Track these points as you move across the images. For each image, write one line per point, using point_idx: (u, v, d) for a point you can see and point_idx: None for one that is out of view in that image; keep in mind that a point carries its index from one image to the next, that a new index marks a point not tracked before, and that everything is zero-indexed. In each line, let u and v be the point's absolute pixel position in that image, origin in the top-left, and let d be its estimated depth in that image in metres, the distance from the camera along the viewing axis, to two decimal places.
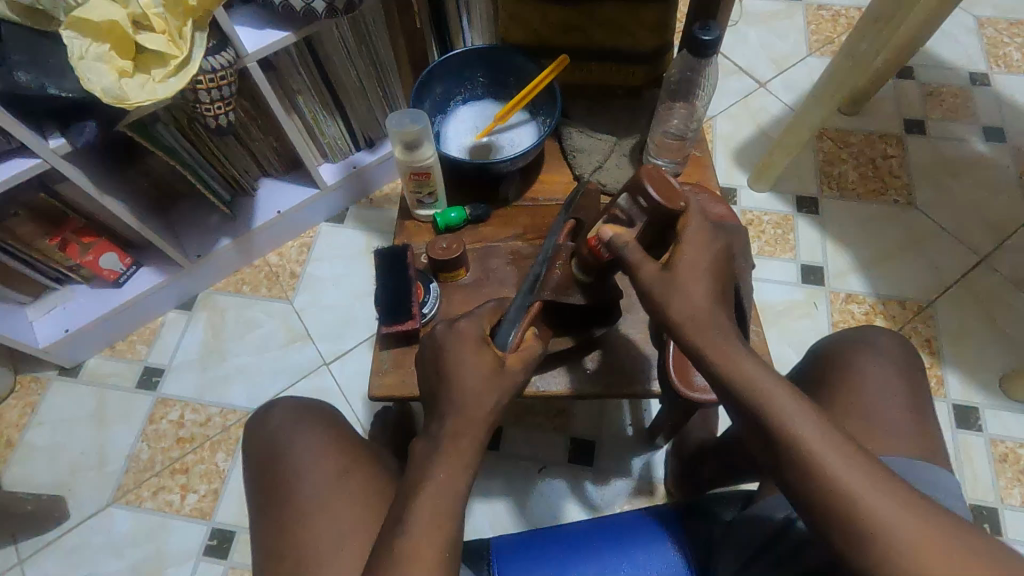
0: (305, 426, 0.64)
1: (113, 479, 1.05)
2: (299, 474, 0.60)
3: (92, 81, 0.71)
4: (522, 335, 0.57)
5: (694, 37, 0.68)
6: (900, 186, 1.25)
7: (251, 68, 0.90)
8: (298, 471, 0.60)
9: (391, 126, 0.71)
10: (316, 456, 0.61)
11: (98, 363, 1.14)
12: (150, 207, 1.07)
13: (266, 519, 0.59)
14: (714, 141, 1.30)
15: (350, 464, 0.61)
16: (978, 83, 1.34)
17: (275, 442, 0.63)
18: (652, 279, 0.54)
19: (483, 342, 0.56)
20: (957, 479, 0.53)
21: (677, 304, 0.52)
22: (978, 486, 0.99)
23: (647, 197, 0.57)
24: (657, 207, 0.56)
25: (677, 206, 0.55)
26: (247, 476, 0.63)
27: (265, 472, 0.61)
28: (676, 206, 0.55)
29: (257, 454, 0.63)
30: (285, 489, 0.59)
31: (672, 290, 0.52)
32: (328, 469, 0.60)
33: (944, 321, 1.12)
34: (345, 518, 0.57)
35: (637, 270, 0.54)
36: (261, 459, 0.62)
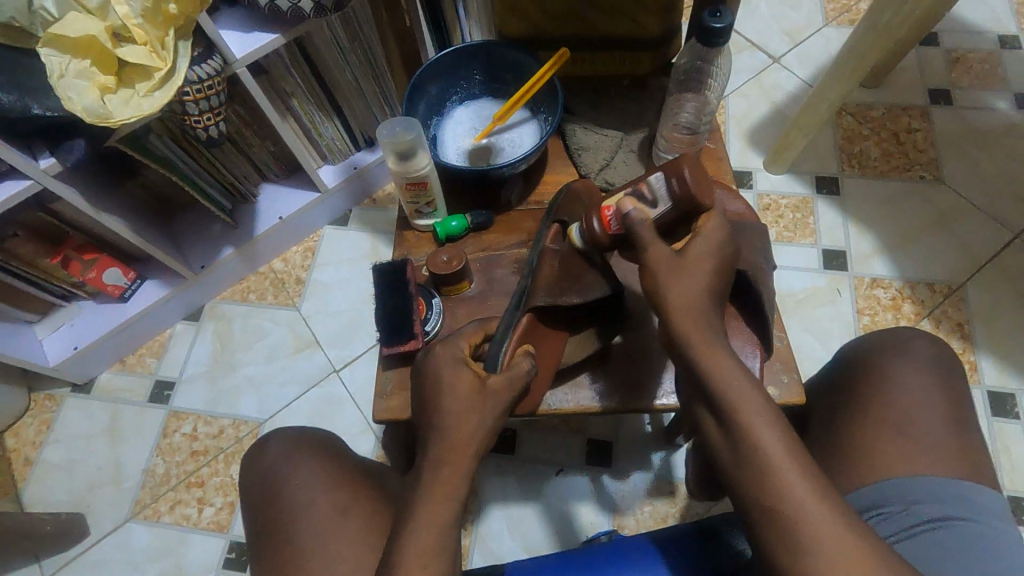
0: (302, 460, 0.63)
1: (130, 494, 1.05)
2: (298, 509, 0.60)
3: (73, 101, 0.68)
4: (511, 354, 0.59)
5: (703, 25, 0.63)
6: (925, 161, 1.18)
7: (240, 73, 0.87)
8: (296, 509, 0.60)
9: (383, 136, 0.69)
10: (315, 490, 0.60)
11: (110, 379, 1.13)
12: (150, 221, 1.05)
13: (266, 559, 0.59)
14: (726, 122, 1.25)
15: (348, 499, 0.60)
16: (1008, 46, 1.26)
17: (270, 480, 0.62)
18: (663, 259, 0.54)
19: (462, 362, 0.56)
20: (989, 496, 0.52)
21: (677, 288, 0.52)
22: (1016, 477, 0.95)
23: (681, 181, 0.57)
24: (687, 194, 0.56)
25: (706, 203, 0.57)
26: (248, 510, 0.63)
27: (265, 507, 0.61)
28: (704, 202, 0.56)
29: (253, 492, 0.63)
30: (284, 528, 0.59)
31: (680, 274, 0.53)
32: (327, 505, 0.59)
33: (977, 304, 1.06)
34: (345, 556, 0.56)
35: (648, 249, 0.54)
36: (259, 498, 0.62)
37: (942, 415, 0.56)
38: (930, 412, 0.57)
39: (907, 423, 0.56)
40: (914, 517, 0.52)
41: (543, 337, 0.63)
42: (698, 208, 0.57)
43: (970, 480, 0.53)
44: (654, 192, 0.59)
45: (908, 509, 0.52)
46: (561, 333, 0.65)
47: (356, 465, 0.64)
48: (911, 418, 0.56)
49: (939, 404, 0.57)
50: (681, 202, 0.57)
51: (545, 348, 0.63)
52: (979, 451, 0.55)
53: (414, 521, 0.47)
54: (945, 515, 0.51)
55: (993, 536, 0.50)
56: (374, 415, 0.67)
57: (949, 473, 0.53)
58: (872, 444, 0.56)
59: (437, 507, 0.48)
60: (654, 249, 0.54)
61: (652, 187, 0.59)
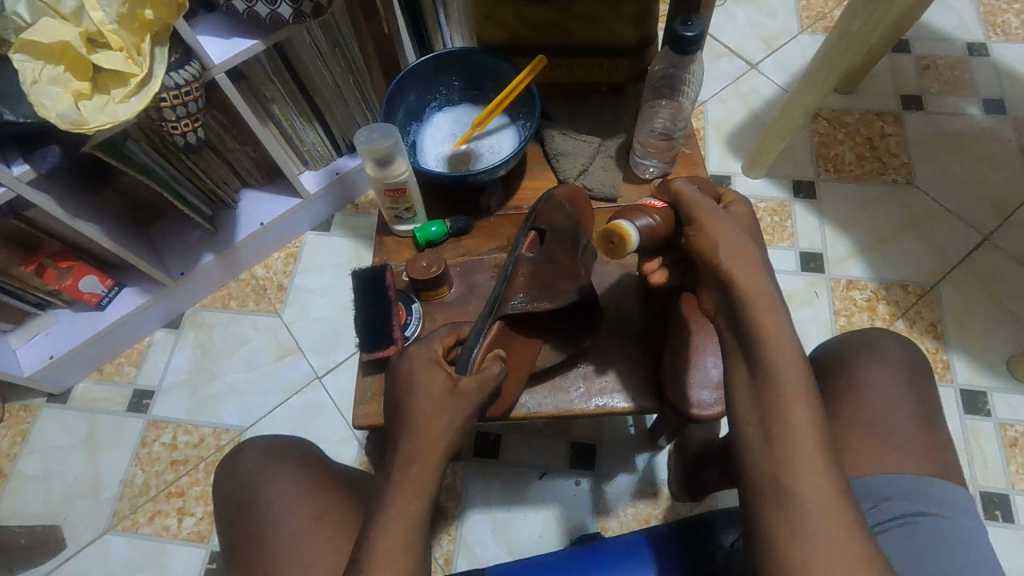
0: (278, 469, 0.63)
1: (108, 505, 1.03)
2: (274, 518, 0.59)
3: (47, 107, 0.67)
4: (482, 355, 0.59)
5: (675, 33, 0.64)
6: (898, 165, 1.21)
7: (219, 79, 0.86)
8: (272, 519, 0.59)
9: (361, 143, 0.68)
10: (291, 499, 0.60)
11: (87, 388, 1.11)
12: (128, 228, 1.04)
13: (240, 570, 0.58)
14: (706, 127, 1.26)
15: (325, 508, 0.60)
16: (975, 53, 1.30)
17: (246, 489, 0.62)
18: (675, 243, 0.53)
19: (436, 363, 0.56)
20: (954, 491, 0.54)
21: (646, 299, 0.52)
22: (988, 473, 0.97)
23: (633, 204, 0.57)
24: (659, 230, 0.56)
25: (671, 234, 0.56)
26: (221, 522, 0.62)
27: (240, 518, 0.61)
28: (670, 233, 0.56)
29: (227, 502, 0.62)
30: (259, 538, 0.59)
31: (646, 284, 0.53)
32: (304, 514, 0.59)
33: (949, 304, 1.09)
34: (322, 566, 0.56)
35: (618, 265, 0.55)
36: (234, 508, 0.61)
37: (913, 414, 0.58)
38: (900, 410, 0.58)
39: (878, 421, 0.57)
40: (882, 514, 0.53)
41: (519, 342, 0.64)
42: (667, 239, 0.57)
43: (938, 478, 0.54)
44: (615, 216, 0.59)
45: (876, 506, 0.54)
46: (536, 339, 0.65)
47: (334, 473, 0.64)
48: (882, 417, 0.58)
49: (909, 403, 0.58)
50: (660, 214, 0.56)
51: (519, 353, 0.64)
52: (948, 448, 0.57)
53: (393, 527, 0.47)
54: (912, 511, 0.52)
55: (960, 532, 0.51)
56: (355, 422, 0.67)
57: (919, 471, 0.55)
58: (845, 443, 0.57)
59: (416, 513, 0.48)
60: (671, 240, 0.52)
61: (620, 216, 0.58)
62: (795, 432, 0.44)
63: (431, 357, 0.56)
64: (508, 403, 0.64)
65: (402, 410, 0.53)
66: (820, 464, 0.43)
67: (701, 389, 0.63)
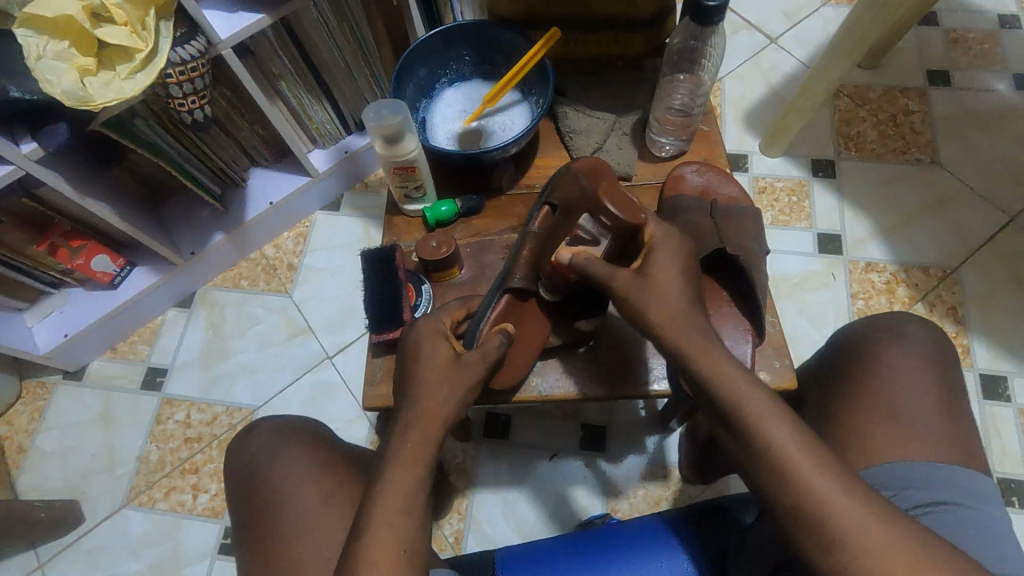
0: (289, 449, 0.63)
1: (125, 481, 1.05)
2: (286, 498, 0.59)
3: (52, 83, 0.67)
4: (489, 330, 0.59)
5: (697, 3, 0.62)
6: (923, 143, 1.17)
7: (226, 55, 0.85)
8: (284, 499, 0.59)
9: (370, 120, 0.66)
10: (302, 480, 0.60)
11: (102, 366, 1.13)
12: (138, 207, 1.04)
13: (251, 548, 0.59)
14: (723, 104, 1.23)
15: (336, 488, 0.60)
16: (1008, 26, 1.25)
17: (257, 469, 0.62)
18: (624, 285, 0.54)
19: (444, 335, 0.56)
20: (975, 477, 0.52)
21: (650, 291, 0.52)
22: (1006, 459, 0.96)
23: (609, 215, 0.58)
24: (619, 222, 0.57)
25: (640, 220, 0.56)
26: (233, 502, 0.63)
27: (252, 498, 0.61)
28: (636, 219, 0.56)
29: (238, 481, 0.63)
30: (270, 517, 0.59)
31: (664, 259, 0.55)
32: (314, 493, 0.59)
33: (971, 287, 1.06)
34: (331, 545, 0.56)
35: (640, 237, 0.55)
36: (245, 487, 0.62)
37: (935, 401, 0.56)
38: (923, 396, 0.56)
39: (898, 407, 0.56)
40: (905, 502, 0.52)
41: (528, 317, 0.64)
42: (636, 227, 0.57)
43: (960, 466, 0.53)
44: (604, 217, 0.59)
45: (898, 494, 0.52)
46: (544, 314, 0.65)
47: (344, 454, 0.64)
48: (902, 403, 0.56)
49: (932, 389, 0.57)
50: (618, 229, 0.58)
51: (527, 328, 0.64)
52: (971, 436, 0.55)
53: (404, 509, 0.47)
54: (936, 500, 0.51)
55: (982, 520, 0.50)
56: (365, 402, 0.66)
57: (941, 458, 0.53)
58: (864, 429, 0.56)
59: (426, 495, 0.48)
60: (612, 280, 0.55)
61: (603, 211, 0.59)
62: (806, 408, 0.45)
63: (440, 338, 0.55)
64: (520, 374, 0.64)
65: (412, 392, 0.53)
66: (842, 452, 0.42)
67: None
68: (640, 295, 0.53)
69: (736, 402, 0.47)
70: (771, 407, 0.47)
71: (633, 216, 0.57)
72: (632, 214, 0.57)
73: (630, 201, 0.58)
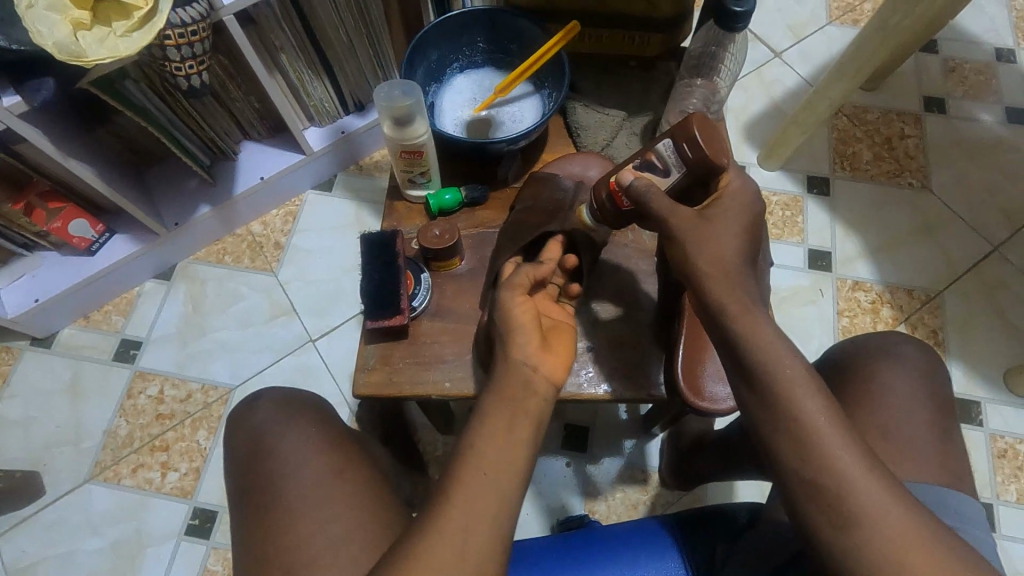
0: (295, 421, 0.61)
1: (90, 455, 1.01)
2: (290, 471, 0.57)
3: (44, 35, 0.64)
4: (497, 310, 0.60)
5: (723, 8, 0.61)
6: (915, 168, 1.19)
7: (227, 21, 0.82)
8: (290, 469, 0.57)
9: (379, 99, 0.65)
10: (308, 452, 0.58)
11: (73, 335, 1.08)
12: (122, 172, 1.00)
13: (248, 518, 0.56)
14: (724, 114, 1.23)
15: (344, 465, 0.58)
16: (1004, 59, 1.27)
17: (264, 437, 0.60)
18: (682, 223, 0.53)
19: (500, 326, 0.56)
20: (966, 499, 0.53)
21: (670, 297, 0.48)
22: (975, 482, 0.98)
23: (692, 147, 0.56)
24: (702, 159, 0.55)
25: (722, 163, 0.55)
26: (231, 470, 0.60)
27: (253, 467, 0.59)
28: (721, 161, 0.55)
29: (240, 449, 0.60)
30: (273, 486, 0.57)
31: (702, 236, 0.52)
32: (322, 467, 0.58)
33: (952, 311, 1.09)
34: (338, 521, 0.54)
35: (671, 216, 0.53)
36: (249, 452, 0.60)
37: (925, 422, 0.57)
38: (913, 416, 0.57)
39: (889, 426, 0.57)
40: None
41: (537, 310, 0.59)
42: (714, 170, 0.56)
43: (949, 487, 0.53)
44: (664, 159, 0.58)
45: None
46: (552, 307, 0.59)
47: (348, 434, 0.63)
48: (893, 421, 0.57)
49: (923, 410, 0.57)
50: (692, 170, 0.57)
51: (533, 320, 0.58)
52: (959, 458, 0.56)
53: None
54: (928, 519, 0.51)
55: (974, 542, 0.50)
56: (354, 389, 0.65)
57: (930, 479, 0.54)
58: None
59: None
60: (674, 216, 0.53)
61: (662, 155, 0.59)
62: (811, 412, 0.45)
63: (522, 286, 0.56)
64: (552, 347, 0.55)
65: None
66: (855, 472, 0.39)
67: (714, 382, 0.62)
68: (695, 243, 0.52)
69: (770, 368, 0.47)
70: (804, 376, 0.46)
71: (716, 156, 0.55)
72: (718, 153, 0.55)
73: (715, 139, 0.56)
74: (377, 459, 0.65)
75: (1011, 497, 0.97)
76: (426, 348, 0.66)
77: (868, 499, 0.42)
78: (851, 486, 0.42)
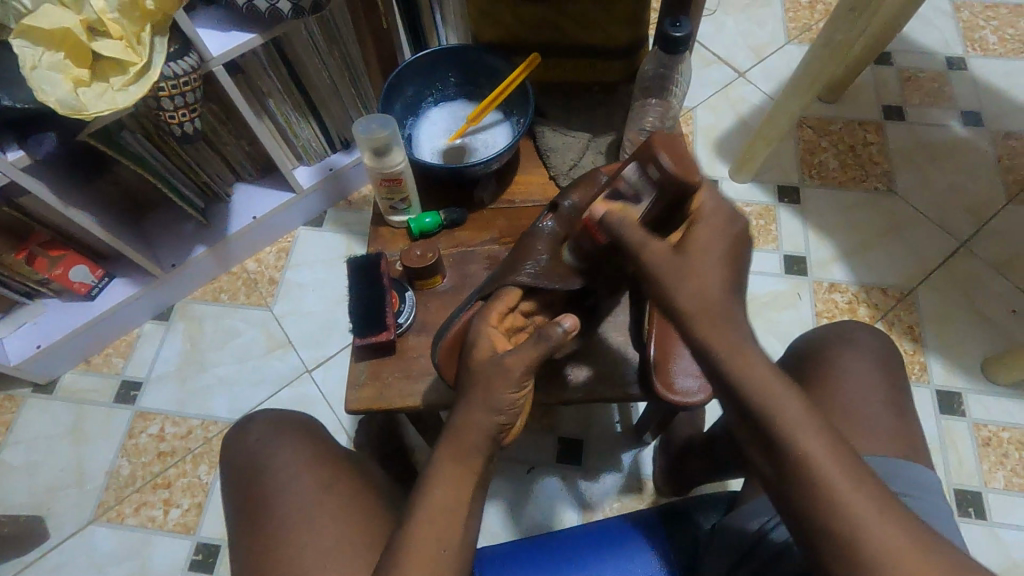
0: (282, 441, 0.64)
1: (93, 497, 1.02)
2: (280, 490, 0.60)
3: (46, 92, 0.68)
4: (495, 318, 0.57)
5: (665, 33, 0.67)
6: (879, 172, 1.25)
7: (217, 72, 0.87)
8: (280, 486, 0.60)
9: (359, 133, 0.71)
10: (297, 470, 0.61)
11: (74, 379, 1.11)
12: (121, 218, 1.04)
13: (243, 538, 0.58)
14: (694, 132, 1.29)
15: (332, 478, 0.61)
16: (955, 66, 1.34)
17: (254, 458, 0.63)
18: (658, 261, 0.48)
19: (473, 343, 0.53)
20: (933, 474, 0.55)
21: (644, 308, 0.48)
22: (963, 471, 1.00)
23: (661, 168, 0.54)
24: (669, 179, 0.54)
25: (694, 180, 0.53)
26: (225, 493, 0.63)
27: (246, 488, 0.61)
28: (693, 180, 0.53)
29: (233, 471, 0.63)
30: (266, 504, 0.59)
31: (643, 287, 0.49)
32: (309, 482, 0.60)
33: (926, 307, 1.12)
34: (328, 533, 0.57)
35: (643, 250, 0.48)
36: (240, 475, 0.62)
37: (883, 401, 0.60)
38: (873, 397, 0.60)
39: (849, 406, 0.60)
40: None
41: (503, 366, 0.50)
42: (687, 188, 0.54)
43: (906, 459, 0.56)
44: (632, 184, 0.57)
45: None
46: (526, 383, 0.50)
47: (337, 450, 0.65)
48: (857, 406, 0.60)
49: (880, 391, 0.61)
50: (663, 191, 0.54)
51: (493, 364, 0.50)
52: (919, 436, 0.59)
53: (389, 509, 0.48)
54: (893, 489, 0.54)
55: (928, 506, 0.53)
56: (347, 406, 0.67)
57: (891, 454, 0.57)
58: None
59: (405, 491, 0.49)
60: (646, 252, 0.48)
61: (629, 181, 0.57)
62: None
63: (515, 374, 0.49)
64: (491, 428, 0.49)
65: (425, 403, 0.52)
66: (818, 443, 0.42)
67: (684, 376, 0.64)
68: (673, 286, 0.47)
69: None
70: None
71: (686, 173, 0.53)
72: (690, 171, 0.53)
73: (685, 158, 0.54)
74: (374, 472, 0.68)
75: (1000, 485, 0.99)
76: (413, 363, 0.69)
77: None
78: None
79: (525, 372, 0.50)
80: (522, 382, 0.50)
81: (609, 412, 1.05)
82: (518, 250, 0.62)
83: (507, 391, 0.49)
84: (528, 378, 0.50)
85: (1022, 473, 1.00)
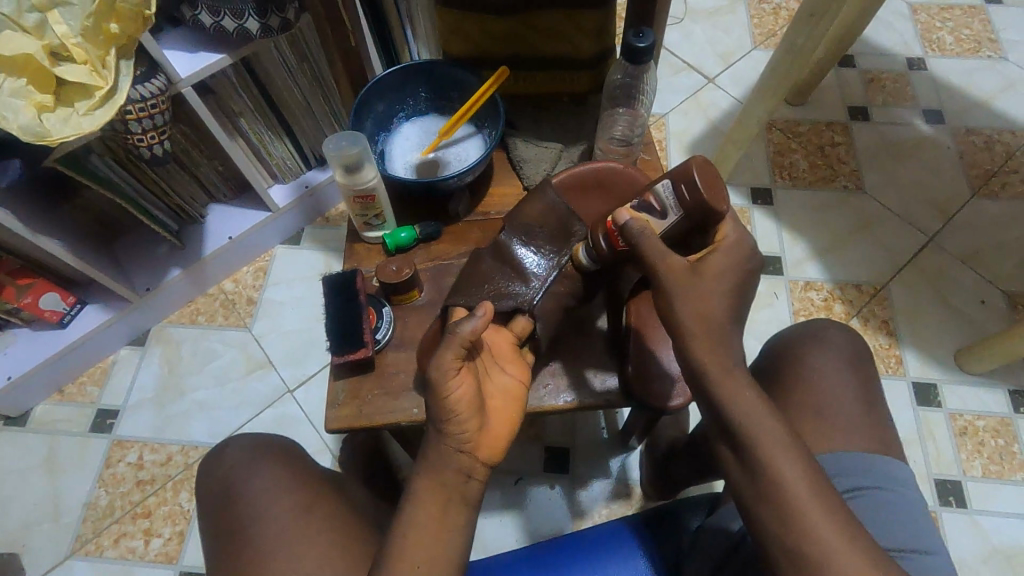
0: (261, 464, 0.63)
1: (69, 531, 0.99)
2: (260, 515, 0.59)
3: (8, 119, 0.67)
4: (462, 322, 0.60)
5: (629, 43, 0.68)
6: (848, 171, 1.28)
7: (186, 93, 0.87)
8: (260, 511, 0.59)
9: (330, 151, 0.71)
10: (277, 493, 0.60)
11: (48, 410, 1.08)
12: (92, 244, 1.03)
13: (225, 566, 0.57)
14: (667, 138, 1.31)
15: (313, 501, 0.60)
16: (915, 67, 1.39)
17: (232, 484, 0.62)
18: (674, 283, 0.51)
19: None
20: (903, 467, 0.56)
21: None
22: (942, 461, 1.02)
23: (690, 190, 0.56)
24: (699, 202, 0.55)
25: (722, 210, 0.55)
26: (204, 522, 0.62)
27: (225, 516, 0.60)
28: (719, 207, 0.55)
29: (212, 498, 0.62)
30: (246, 531, 0.58)
31: None
32: (290, 505, 0.59)
33: (899, 301, 1.15)
34: (310, 557, 0.56)
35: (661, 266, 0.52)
36: (219, 502, 0.61)
37: (856, 398, 0.61)
38: (846, 393, 0.61)
39: (823, 404, 0.61)
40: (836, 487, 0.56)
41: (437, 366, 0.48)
42: (712, 215, 0.56)
43: (879, 453, 0.58)
44: (663, 201, 0.58)
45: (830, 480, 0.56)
46: (463, 376, 0.49)
47: (318, 471, 0.65)
48: (831, 403, 0.61)
49: (853, 387, 0.62)
50: (691, 214, 0.57)
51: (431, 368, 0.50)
52: (891, 429, 0.60)
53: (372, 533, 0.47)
54: (864, 485, 0.55)
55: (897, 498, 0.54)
56: (327, 425, 0.67)
57: (864, 449, 0.58)
58: (798, 429, 0.61)
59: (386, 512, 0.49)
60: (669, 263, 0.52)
61: (661, 197, 0.59)
62: (745, 396, 0.48)
63: (448, 363, 0.48)
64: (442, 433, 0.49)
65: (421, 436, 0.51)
66: None
67: (663, 381, 0.65)
68: (682, 299, 0.51)
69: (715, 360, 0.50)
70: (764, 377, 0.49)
71: (716, 202, 0.55)
72: (718, 200, 0.55)
73: (715, 186, 0.56)
74: (358, 491, 0.67)
75: (978, 473, 1.01)
76: (393, 379, 0.68)
77: (792, 475, 0.45)
78: (777, 460, 0.46)
79: (457, 351, 0.49)
80: (458, 379, 0.48)
81: (595, 418, 1.05)
82: (484, 270, 0.64)
83: (445, 387, 0.48)
84: (459, 364, 0.49)
85: (998, 460, 1.02)
